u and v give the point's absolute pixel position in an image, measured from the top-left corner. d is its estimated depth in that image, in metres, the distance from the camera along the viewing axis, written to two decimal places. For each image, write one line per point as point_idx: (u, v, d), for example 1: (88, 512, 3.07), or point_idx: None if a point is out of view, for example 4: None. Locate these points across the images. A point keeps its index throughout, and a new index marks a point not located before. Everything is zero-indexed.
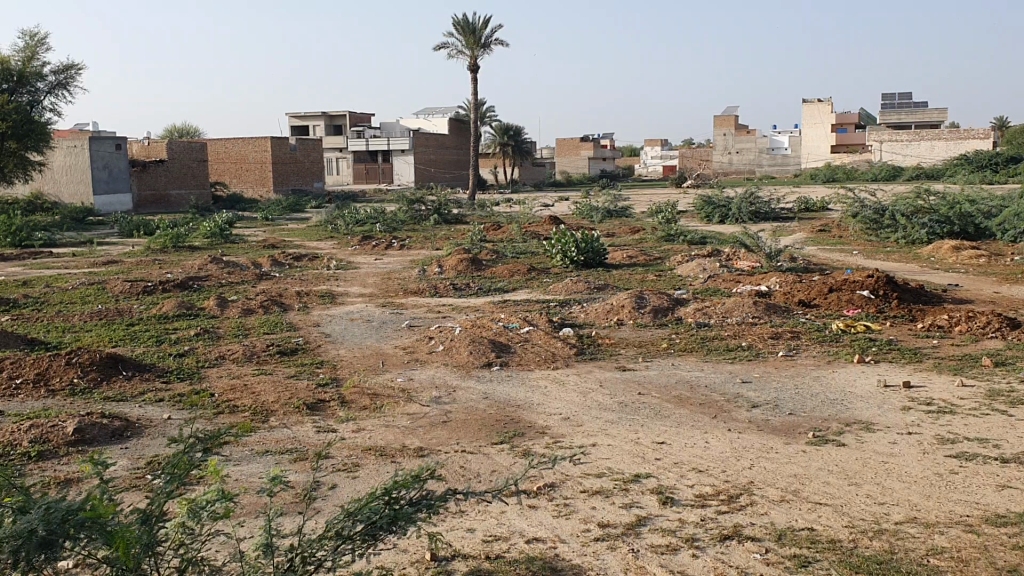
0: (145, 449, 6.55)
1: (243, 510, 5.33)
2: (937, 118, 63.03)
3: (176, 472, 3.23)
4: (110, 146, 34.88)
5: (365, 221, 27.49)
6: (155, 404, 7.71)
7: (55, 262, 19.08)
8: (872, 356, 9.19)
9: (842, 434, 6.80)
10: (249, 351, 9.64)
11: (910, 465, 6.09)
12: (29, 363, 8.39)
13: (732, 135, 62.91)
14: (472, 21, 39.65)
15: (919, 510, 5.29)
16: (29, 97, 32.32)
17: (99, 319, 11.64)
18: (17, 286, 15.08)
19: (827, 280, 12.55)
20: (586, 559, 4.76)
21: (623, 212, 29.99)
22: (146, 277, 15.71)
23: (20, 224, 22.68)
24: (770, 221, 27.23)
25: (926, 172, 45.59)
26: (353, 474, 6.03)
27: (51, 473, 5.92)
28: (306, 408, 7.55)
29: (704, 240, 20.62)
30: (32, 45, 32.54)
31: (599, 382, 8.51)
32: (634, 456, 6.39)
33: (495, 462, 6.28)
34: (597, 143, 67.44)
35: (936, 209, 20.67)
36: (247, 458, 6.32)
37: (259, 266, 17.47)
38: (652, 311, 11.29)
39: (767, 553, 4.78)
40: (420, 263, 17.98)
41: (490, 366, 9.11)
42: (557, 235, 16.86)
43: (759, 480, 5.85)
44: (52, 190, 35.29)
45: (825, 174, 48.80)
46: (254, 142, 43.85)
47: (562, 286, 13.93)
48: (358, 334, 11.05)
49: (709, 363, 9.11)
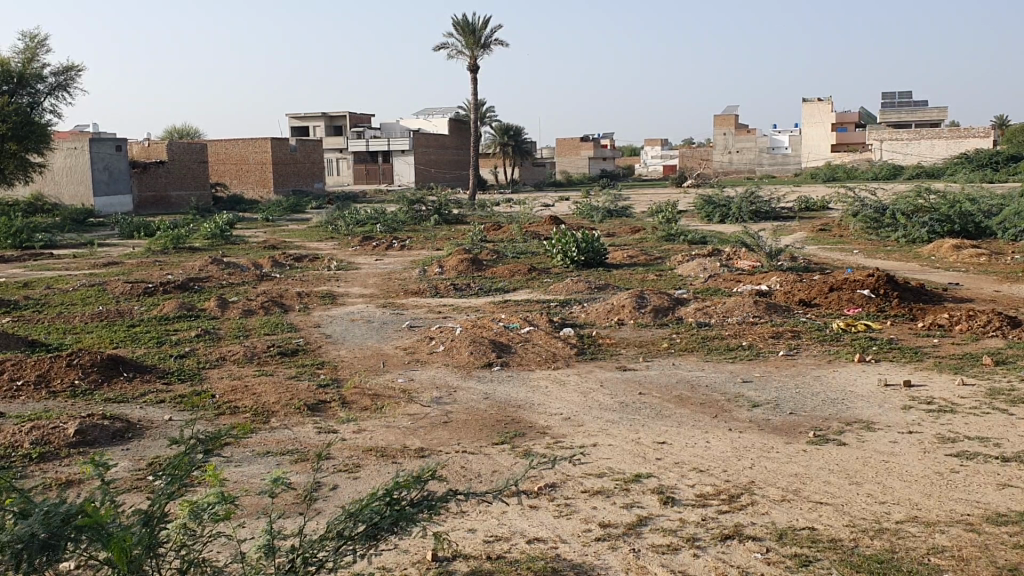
0: (146, 450, 6.56)
1: (245, 511, 5.35)
2: (937, 117, 63.04)
3: (178, 474, 3.24)
4: (110, 148, 34.88)
5: (365, 221, 27.52)
6: (156, 404, 7.72)
7: (56, 263, 19.14)
8: (873, 356, 9.17)
9: (842, 434, 6.79)
10: (250, 351, 9.66)
11: (911, 465, 6.08)
12: (30, 365, 8.40)
13: (732, 135, 62.90)
14: (472, 22, 39.63)
15: (919, 510, 5.29)
16: (30, 98, 32.29)
17: (100, 320, 11.68)
18: (18, 287, 15.13)
19: (828, 280, 12.52)
20: (588, 559, 4.76)
21: (623, 212, 29.99)
22: (148, 278, 15.77)
23: (20, 225, 22.73)
24: (770, 220, 27.23)
25: (927, 172, 45.60)
26: (354, 474, 6.04)
27: (53, 474, 5.94)
28: (307, 408, 7.56)
29: (704, 240, 20.60)
30: (32, 46, 32.58)
31: (600, 382, 8.51)
32: (635, 456, 6.39)
33: (495, 462, 6.29)
34: (597, 143, 67.39)
35: (936, 208, 20.64)
36: (247, 459, 6.33)
37: (260, 267, 17.52)
38: (653, 311, 11.29)
39: (768, 552, 4.78)
40: (420, 263, 18.03)
41: (491, 366, 9.11)
42: (557, 235, 16.86)
43: (759, 480, 5.84)
44: (52, 192, 35.32)
45: (825, 174, 48.79)
46: (254, 142, 43.85)
47: (562, 286, 13.94)
48: (358, 334, 11.07)
49: (710, 363, 9.11)
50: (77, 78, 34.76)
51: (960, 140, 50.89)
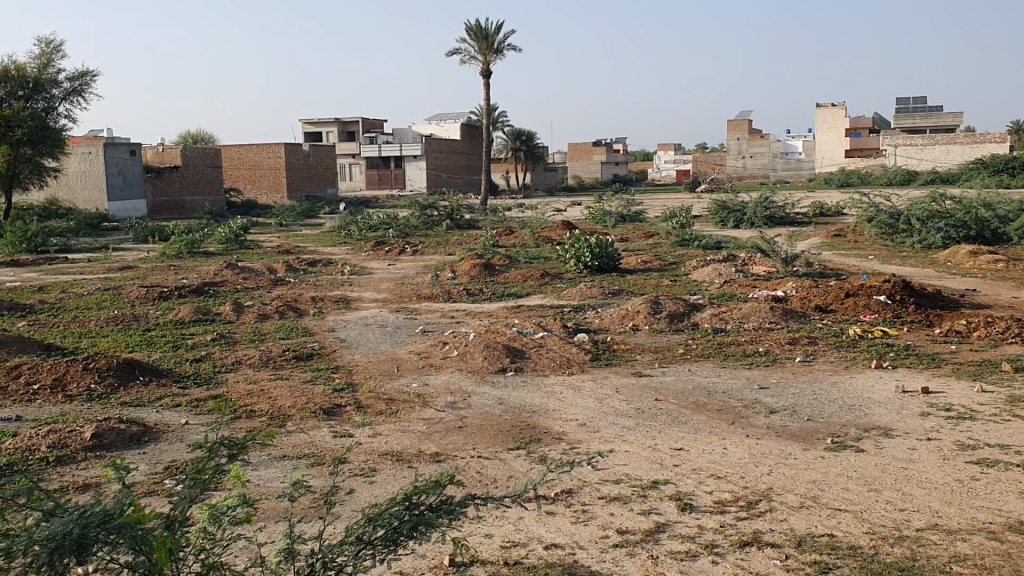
0: (163, 454, 6.57)
1: (264, 515, 5.37)
2: (952, 122, 62.83)
3: (199, 480, 3.21)
4: (124, 153, 35.08)
5: (378, 225, 27.59)
6: (173, 409, 7.74)
7: (72, 267, 19.25)
8: (891, 361, 9.15)
9: (860, 440, 6.77)
10: (266, 355, 9.69)
11: (931, 472, 6.04)
12: (46, 369, 8.44)
13: (746, 140, 61.17)
14: (486, 27, 39.77)
15: (941, 517, 5.25)
16: (45, 103, 32.23)
17: (115, 325, 11.71)
18: (33, 291, 15.19)
19: (845, 285, 12.51)
20: (606, 565, 4.74)
21: (638, 216, 30.06)
22: (161, 283, 15.82)
23: (35, 230, 22.82)
24: (785, 224, 27.21)
25: (942, 177, 45.34)
26: (370, 479, 6.04)
27: (70, 478, 5.97)
28: (322, 413, 7.55)
29: (719, 245, 20.62)
30: (47, 51, 32.43)
31: (616, 388, 8.47)
32: (652, 462, 6.36)
33: (511, 468, 6.27)
34: (609, 148, 67.24)
35: (951, 213, 20.51)
36: (265, 462, 6.35)
37: (273, 272, 17.57)
38: (667, 316, 11.30)
39: (787, 559, 4.75)
40: (433, 268, 18.11)
41: (505, 371, 9.10)
42: (571, 240, 16.85)
43: (778, 486, 5.82)
44: (67, 197, 35.55)
45: (840, 179, 48.73)
46: (268, 148, 43.93)
47: (577, 291, 13.93)
48: (372, 338, 11.09)
49: (727, 369, 9.07)
50: (87, 81, 33.58)
51: (975, 145, 50.88)
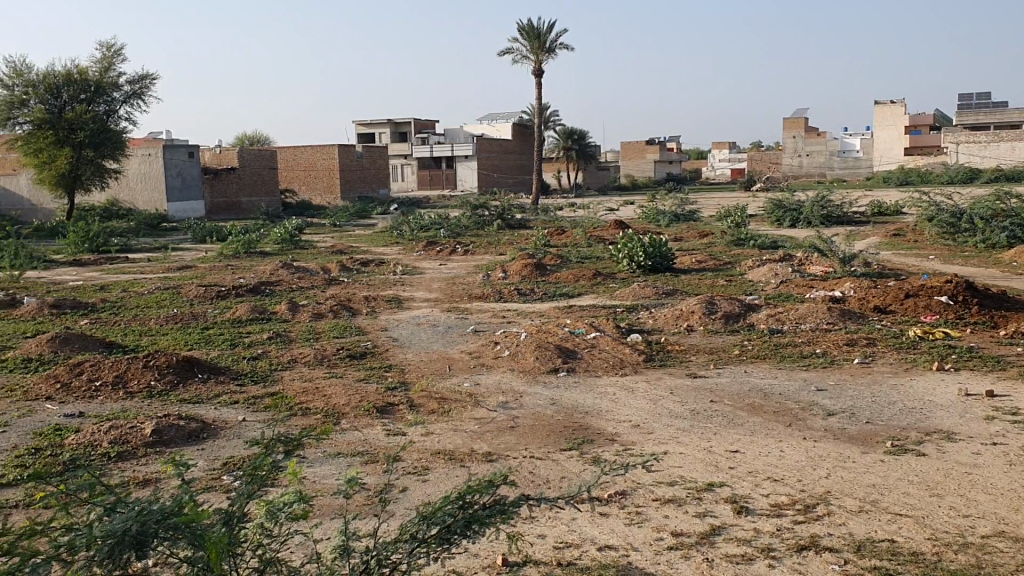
0: (221, 450, 6.67)
1: (319, 512, 5.42)
2: (1016, 118, 61.20)
3: (257, 476, 3.24)
4: (183, 154, 35.75)
5: (430, 225, 27.73)
6: (230, 406, 7.86)
7: (132, 267, 19.66)
8: (953, 364, 8.93)
9: (922, 444, 6.62)
10: (320, 354, 9.78)
11: (996, 477, 5.88)
12: (108, 366, 8.63)
13: (802, 138, 60.35)
14: (538, 26, 39.75)
15: (1007, 524, 5.10)
16: (106, 106, 32.98)
17: (174, 323, 11.93)
18: (95, 290, 15.54)
19: (905, 285, 12.25)
20: (660, 567, 4.70)
21: (691, 216, 29.79)
22: (218, 282, 16.08)
23: (97, 231, 23.36)
24: (842, 224, 26.75)
25: (1006, 174, 44.18)
26: (423, 478, 6.06)
27: (131, 473, 6.09)
28: (375, 411, 7.61)
29: (774, 245, 20.33)
30: (109, 55, 33.18)
31: (670, 390, 8.39)
32: (707, 465, 6.29)
33: (564, 469, 6.24)
34: (662, 147, 66.76)
35: (1016, 212, 19.97)
36: (320, 459, 6.42)
37: (327, 271, 17.76)
38: (722, 316, 11.16)
39: (846, 564, 4.66)
40: (485, 268, 18.15)
41: (558, 372, 9.08)
42: (624, 240, 16.75)
43: (836, 490, 5.71)
44: (127, 198, 36.34)
45: (899, 178, 47.74)
46: (322, 149, 44.44)
47: (630, 291, 13.84)
48: (425, 338, 11.14)
49: (783, 371, 8.93)
50: (147, 84, 34.30)
51: None
